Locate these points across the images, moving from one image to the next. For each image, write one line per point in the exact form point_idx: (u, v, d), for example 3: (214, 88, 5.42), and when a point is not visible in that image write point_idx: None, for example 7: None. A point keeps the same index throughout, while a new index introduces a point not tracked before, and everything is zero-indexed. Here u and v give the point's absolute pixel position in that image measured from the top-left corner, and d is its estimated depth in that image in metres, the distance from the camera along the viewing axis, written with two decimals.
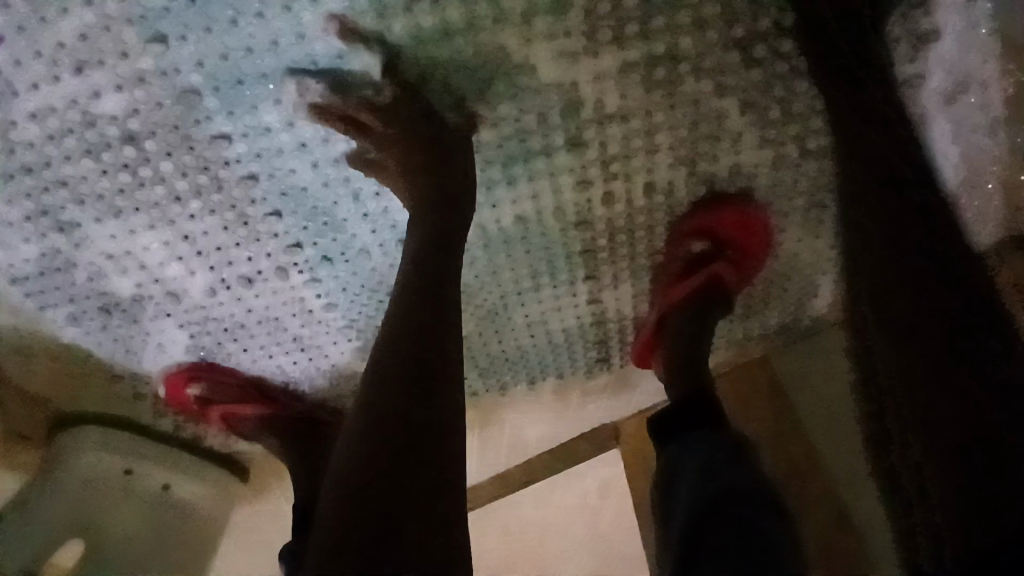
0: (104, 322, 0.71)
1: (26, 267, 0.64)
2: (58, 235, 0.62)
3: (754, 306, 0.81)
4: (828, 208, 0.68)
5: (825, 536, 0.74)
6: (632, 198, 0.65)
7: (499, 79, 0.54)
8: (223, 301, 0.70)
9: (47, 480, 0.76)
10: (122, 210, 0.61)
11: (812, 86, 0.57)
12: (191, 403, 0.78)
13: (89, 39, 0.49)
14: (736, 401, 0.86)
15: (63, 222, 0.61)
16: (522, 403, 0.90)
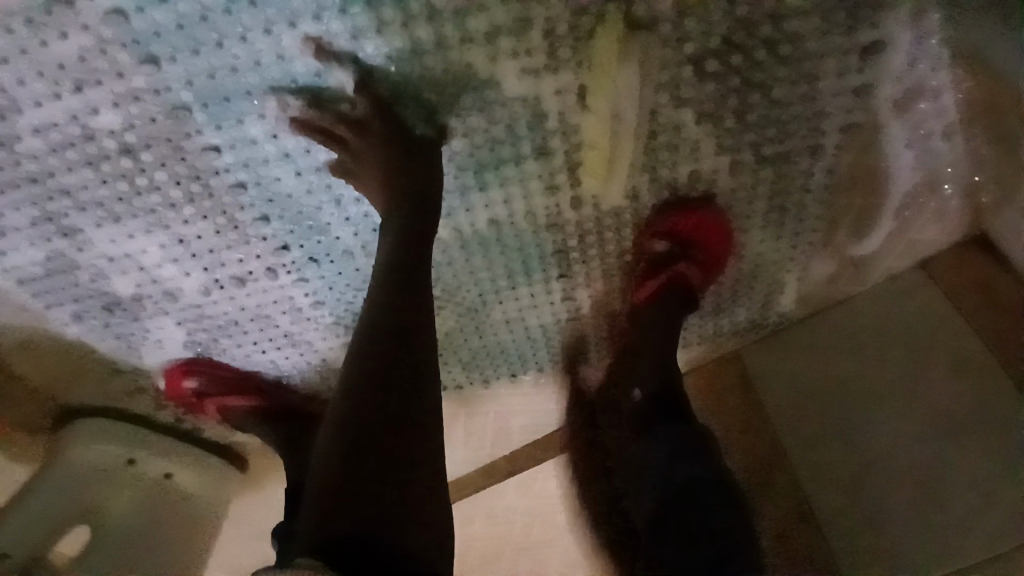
0: (105, 320, 0.75)
1: (31, 269, 0.68)
2: (61, 240, 0.66)
3: (725, 305, 0.84)
4: (789, 210, 0.72)
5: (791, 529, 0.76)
6: (600, 202, 0.68)
7: (468, 93, 0.58)
8: (217, 300, 0.75)
9: (52, 468, 0.81)
10: (121, 216, 0.65)
11: (766, 97, 0.61)
12: (187, 395, 0.83)
13: (86, 61, 0.53)
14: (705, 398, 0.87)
15: (65, 227, 0.65)
16: (505, 394, 0.93)
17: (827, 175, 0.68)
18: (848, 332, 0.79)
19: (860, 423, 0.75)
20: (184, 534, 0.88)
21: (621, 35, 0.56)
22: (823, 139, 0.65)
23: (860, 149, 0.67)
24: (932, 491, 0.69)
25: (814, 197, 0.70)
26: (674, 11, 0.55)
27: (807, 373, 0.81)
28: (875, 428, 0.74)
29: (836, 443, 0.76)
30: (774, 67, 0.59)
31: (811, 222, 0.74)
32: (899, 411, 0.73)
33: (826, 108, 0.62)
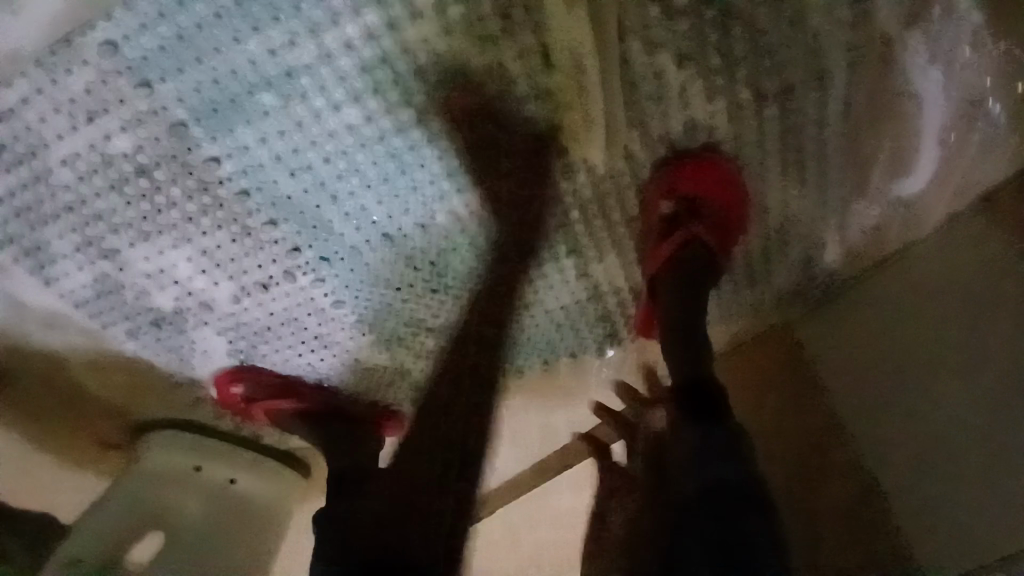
0: (157, 334, 0.83)
1: (85, 292, 0.76)
2: (104, 262, 0.73)
3: (758, 267, 0.78)
4: (806, 150, 0.67)
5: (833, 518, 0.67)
6: (593, 167, 0.66)
7: (435, 70, 0.59)
8: (247, 307, 0.79)
9: (126, 480, 0.89)
10: (149, 235, 0.71)
11: (748, 27, 0.58)
12: (237, 401, 0.88)
13: (92, 92, 0.59)
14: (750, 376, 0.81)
15: (106, 250, 0.72)
16: (539, 384, 0.90)
17: (842, 107, 0.64)
18: (907, 288, 0.68)
19: (918, 389, 0.64)
20: (248, 537, 0.93)
21: None
22: (827, 66, 0.61)
23: (873, 76, 0.63)
24: (1006, 458, 0.56)
25: (833, 132, 0.66)
26: None
27: (858, 340, 0.71)
28: (936, 393, 0.63)
29: (896, 416, 0.66)
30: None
31: (837, 161, 0.68)
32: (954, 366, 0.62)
33: (818, 29, 0.59)
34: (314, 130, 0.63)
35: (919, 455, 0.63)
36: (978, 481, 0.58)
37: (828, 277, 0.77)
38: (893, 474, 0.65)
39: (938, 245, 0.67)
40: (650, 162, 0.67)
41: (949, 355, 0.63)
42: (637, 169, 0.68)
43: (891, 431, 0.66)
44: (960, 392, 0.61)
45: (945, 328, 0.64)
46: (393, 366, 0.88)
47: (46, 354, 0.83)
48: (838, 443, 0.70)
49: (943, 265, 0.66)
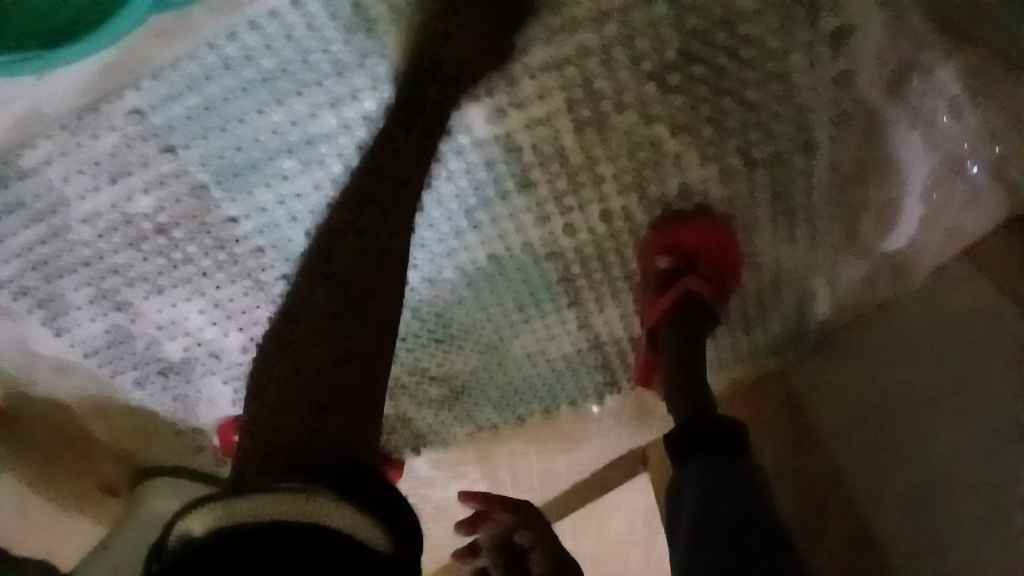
0: (164, 383, 0.84)
1: (96, 342, 0.78)
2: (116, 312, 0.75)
3: (752, 320, 0.80)
4: (797, 212, 0.70)
5: (842, 550, 0.69)
6: (594, 226, 0.70)
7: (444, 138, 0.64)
8: (256, 356, 0.81)
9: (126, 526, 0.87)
10: (163, 287, 0.73)
11: (737, 101, 0.63)
12: (242, 447, 0.88)
13: (117, 155, 0.64)
14: (749, 416, 0.82)
15: (120, 301, 0.74)
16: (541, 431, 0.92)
17: (829, 170, 0.68)
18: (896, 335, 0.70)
19: (911, 434, 0.66)
20: None
21: (578, 65, 0.61)
22: (814, 134, 0.65)
23: (859, 140, 0.66)
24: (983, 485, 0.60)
25: (821, 195, 0.69)
26: (623, 36, 0.60)
27: (856, 383, 0.73)
28: (926, 441, 0.65)
29: (887, 459, 0.68)
30: (739, 70, 0.62)
31: (827, 224, 0.71)
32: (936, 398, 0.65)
33: (806, 102, 0.64)
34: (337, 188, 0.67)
35: (915, 507, 0.65)
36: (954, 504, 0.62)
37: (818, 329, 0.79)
38: (889, 514, 0.67)
39: (925, 295, 0.69)
40: (649, 221, 0.71)
41: (937, 407, 0.65)
42: (635, 228, 0.71)
43: (885, 472, 0.68)
44: (949, 439, 0.63)
45: (933, 380, 0.65)
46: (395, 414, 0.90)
47: (54, 402, 0.84)
48: (839, 477, 0.72)
49: (928, 318, 0.68)
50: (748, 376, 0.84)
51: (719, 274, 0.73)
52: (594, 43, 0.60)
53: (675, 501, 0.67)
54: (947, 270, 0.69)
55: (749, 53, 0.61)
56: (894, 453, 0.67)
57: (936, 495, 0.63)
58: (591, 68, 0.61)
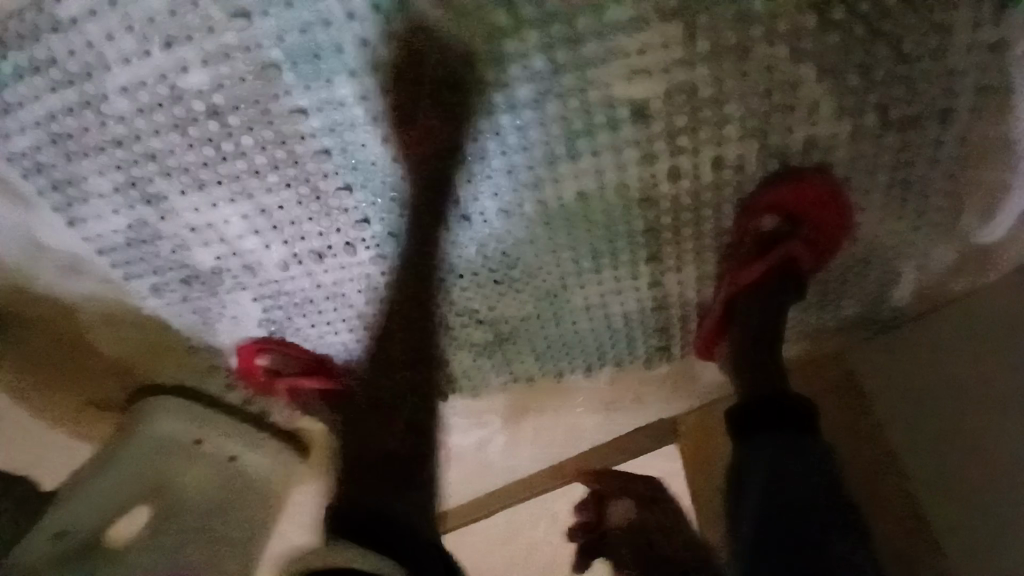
0: (185, 293, 0.75)
1: (114, 239, 0.68)
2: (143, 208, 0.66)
3: (830, 293, 0.76)
4: (911, 185, 0.66)
5: (900, 530, 0.68)
6: (703, 172, 0.64)
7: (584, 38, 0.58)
8: (295, 275, 0.73)
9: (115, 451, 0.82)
10: (204, 185, 0.64)
11: (894, 49, 0.58)
12: (264, 375, 0.82)
13: (177, 13, 0.55)
14: (813, 389, 0.78)
15: (149, 194, 0.65)
16: (576, 390, 0.89)
17: (957, 145, 0.64)
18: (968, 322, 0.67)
19: (969, 432, 0.65)
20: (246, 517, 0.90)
21: None
22: (955, 101, 0.61)
23: (997, 117, 0.62)
24: None
25: (939, 171, 0.65)
26: None
27: (924, 368, 0.70)
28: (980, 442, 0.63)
29: (961, 445, 0.65)
30: (905, 15, 0.57)
31: (935, 202, 0.68)
32: None
33: (956, 66, 0.59)
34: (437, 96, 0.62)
35: (986, 485, 0.62)
36: None
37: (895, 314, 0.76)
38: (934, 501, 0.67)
39: (1011, 288, 0.65)
40: (757, 178, 0.65)
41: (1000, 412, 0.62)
42: (742, 182, 0.65)
43: (939, 461, 0.67)
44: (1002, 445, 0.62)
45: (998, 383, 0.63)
46: (431, 355, 0.83)
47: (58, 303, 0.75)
48: (900, 458, 0.70)
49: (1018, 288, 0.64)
50: (810, 355, 0.80)
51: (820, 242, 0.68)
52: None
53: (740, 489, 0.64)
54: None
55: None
56: (970, 429, 0.65)
57: (980, 496, 0.63)
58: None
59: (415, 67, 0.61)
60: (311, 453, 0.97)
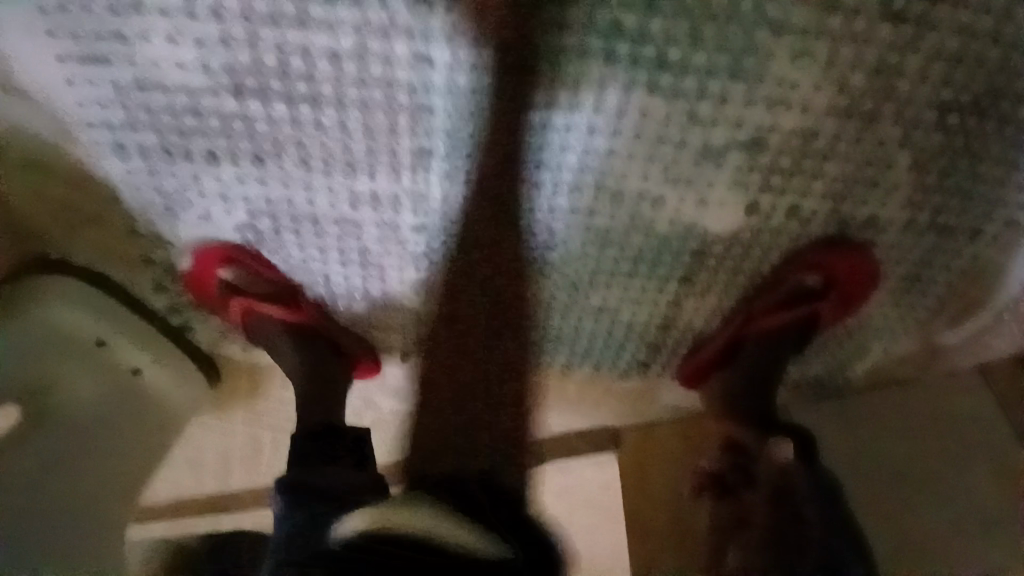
0: (154, 165, 0.60)
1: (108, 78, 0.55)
2: (144, 58, 0.53)
3: (845, 347, 0.81)
4: (915, 288, 0.74)
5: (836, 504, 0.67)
6: (774, 216, 0.64)
7: (747, 46, 0.53)
8: (312, 185, 0.61)
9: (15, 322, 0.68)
10: (217, 40, 0.52)
11: (974, 167, 0.63)
12: (220, 293, 0.72)
13: None
14: (824, 423, 0.84)
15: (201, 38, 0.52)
16: (528, 383, 0.86)
17: (966, 261, 0.71)
18: (899, 403, 0.82)
19: (909, 453, 0.80)
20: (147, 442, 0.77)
21: (887, 75, 0.55)
22: (987, 226, 0.68)
23: (1006, 248, 0.70)
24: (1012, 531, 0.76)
25: (944, 278, 0.73)
26: (940, 72, 0.56)
27: (902, 437, 0.81)
28: (963, 498, 0.77)
29: (887, 468, 0.80)
30: (1000, 138, 0.61)
31: (927, 300, 0.75)
32: (974, 443, 0.79)
33: (1004, 197, 0.65)
34: (562, 64, 0.53)
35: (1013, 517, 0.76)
36: (928, 490, 0.78)
37: (842, 379, 0.83)
38: (868, 512, 0.79)
39: (956, 393, 0.81)
40: (811, 236, 0.67)
41: (964, 464, 0.78)
42: (800, 236, 0.67)
43: (890, 504, 0.79)
44: (975, 497, 0.77)
45: (1018, 466, 0.77)
46: (418, 314, 0.77)
47: None
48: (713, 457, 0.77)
49: (965, 419, 0.80)
50: (806, 385, 0.84)
51: (844, 308, 0.73)
52: (904, 63, 0.55)
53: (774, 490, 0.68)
54: (962, 376, 0.81)
55: (1002, 113, 0.59)
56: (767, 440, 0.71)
57: (951, 544, 0.76)
58: (890, 44, 0.54)
59: (433, 232, 0.66)
60: (234, 403, 0.83)
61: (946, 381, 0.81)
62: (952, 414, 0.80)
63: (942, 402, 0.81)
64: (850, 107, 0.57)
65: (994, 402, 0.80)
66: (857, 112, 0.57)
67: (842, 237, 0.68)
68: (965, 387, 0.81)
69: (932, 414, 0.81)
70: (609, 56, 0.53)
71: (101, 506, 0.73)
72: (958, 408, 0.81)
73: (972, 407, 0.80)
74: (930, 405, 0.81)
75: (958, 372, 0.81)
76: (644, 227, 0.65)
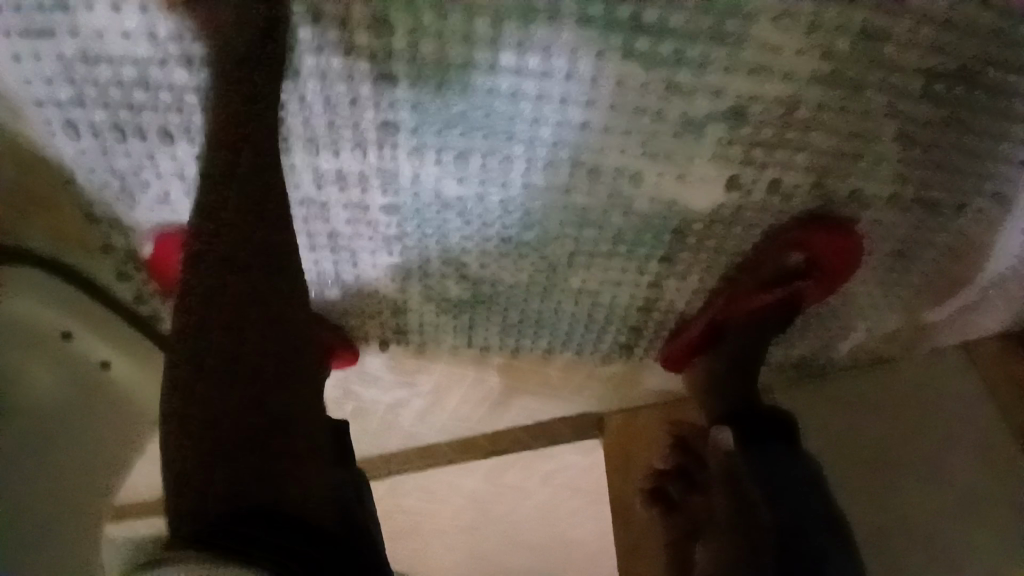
0: (107, 143, 0.57)
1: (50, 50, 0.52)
2: (86, 29, 0.50)
3: (830, 328, 0.79)
4: (901, 265, 0.72)
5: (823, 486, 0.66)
6: (756, 191, 0.63)
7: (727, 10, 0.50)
8: (275, 163, 0.59)
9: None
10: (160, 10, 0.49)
11: (959, 138, 0.61)
12: (185, 281, 0.69)
13: None
14: (804, 402, 0.83)
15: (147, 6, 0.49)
16: (510, 369, 0.84)
17: (952, 237, 0.70)
18: (880, 380, 0.82)
19: (888, 428, 0.80)
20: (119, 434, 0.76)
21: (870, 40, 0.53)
22: (973, 199, 0.66)
23: (991, 222, 0.68)
24: (993, 504, 0.75)
25: (930, 255, 0.71)
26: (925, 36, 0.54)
27: (882, 413, 0.81)
28: (942, 472, 0.77)
29: (866, 444, 0.80)
30: (987, 107, 0.59)
31: (913, 277, 0.74)
32: (954, 417, 0.79)
33: (990, 169, 0.64)
34: (530, 29, 0.50)
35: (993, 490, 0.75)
36: (907, 465, 0.78)
37: (826, 360, 0.82)
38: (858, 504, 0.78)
39: (935, 368, 0.81)
40: (796, 211, 0.65)
41: (944, 438, 0.78)
42: (784, 212, 0.65)
43: (870, 481, 0.78)
44: (968, 483, 0.76)
45: (1001, 439, 0.77)
46: (394, 298, 0.75)
47: None
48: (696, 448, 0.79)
49: (944, 394, 0.80)
50: (789, 367, 0.83)
51: (829, 289, 0.71)
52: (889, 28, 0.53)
53: (739, 474, 0.67)
54: (942, 352, 0.81)
55: (987, 81, 0.57)
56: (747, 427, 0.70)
57: (931, 519, 0.75)
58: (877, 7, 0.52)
59: (405, 211, 0.64)
60: None
61: (927, 357, 0.81)
62: (932, 389, 0.80)
63: (921, 376, 0.81)
64: (832, 74, 0.55)
65: (976, 376, 0.80)
66: (840, 79, 0.55)
67: (828, 213, 0.65)
68: (946, 362, 0.81)
69: (913, 389, 0.81)
70: (582, 21, 0.50)
71: (68, 499, 0.71)
72: (938, 383, 0.80)
73: (953, 381, 0.80)
74: (910, 381, 0.81)
75: (940, 347, 0.81)
76: (623, 203, 0.63)
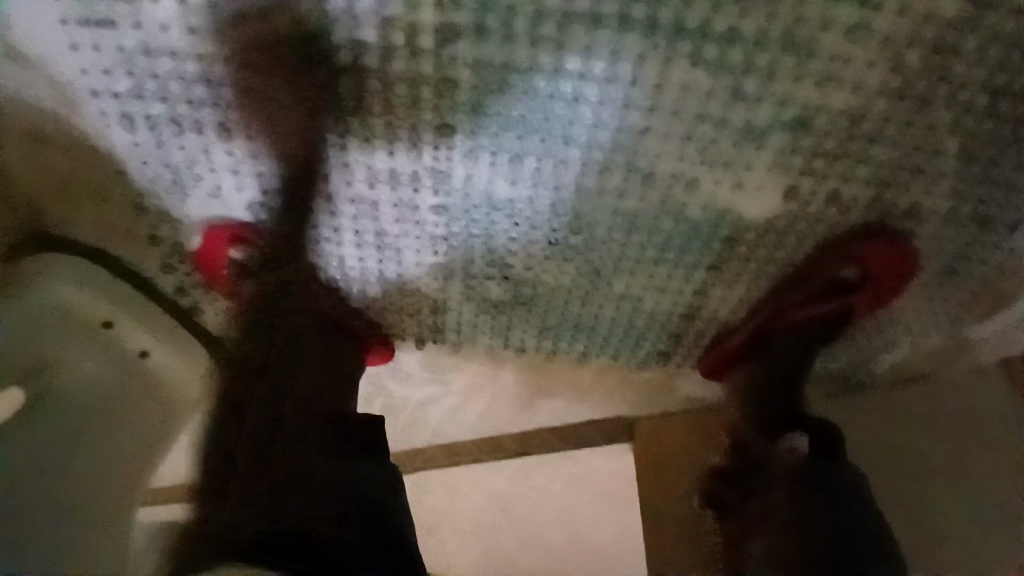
0: (163, 135, 0.57)
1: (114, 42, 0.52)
2: (150, 21, 0.50)
3: (876, 341, 0.77)
4: (951, 283, 0.71)
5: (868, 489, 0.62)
6: (812, 203, 0.61)
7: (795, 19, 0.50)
8: (330, 161, 0.59)
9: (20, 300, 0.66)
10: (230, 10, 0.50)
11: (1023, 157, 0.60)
12: (230, 276, 0.69)
13: None
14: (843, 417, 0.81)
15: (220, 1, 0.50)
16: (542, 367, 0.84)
17: (1006, 257, 0.68)
18: (921, 398, 0.80)
19: (925, 449, 0.79)
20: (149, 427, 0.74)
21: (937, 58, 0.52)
22: None
23: None
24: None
25: (982, 274, 0.70)
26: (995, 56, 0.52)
27: (920, 432, 0.79)
28: (977, 493, 0.76)
29: (902, 463, 0.79)
30: None
31: (962, 295, 0.72)
32: (993, 438, 0.77)
33: None
34: (598, 33, 0.50)
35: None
36: (942, 485, 0.77)
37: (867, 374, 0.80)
38: (891, 513, 0.77)
39: (977, 388, 0.79)
40: (852, 224, 0.64)
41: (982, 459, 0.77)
42: (838, 225, 0.64)
43: (905, 500, 0.77)
44: (1003, 502, 0.76)
45: None
46: (433, 298, 0.74)
47: None
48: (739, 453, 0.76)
49: (986, 415, 0.78)
50: (831, 382, 0.81)
51: (880, 302, 0.70)
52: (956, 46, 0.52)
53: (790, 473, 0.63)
54: (988, 372, 0.79)
55: None
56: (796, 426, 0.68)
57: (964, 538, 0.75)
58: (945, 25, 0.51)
59: (454, 212, 0.63)
60: None
61: (972, 377, 0.79)
62: (972, 409, 0.79)
63: (963, 396, 0.79)
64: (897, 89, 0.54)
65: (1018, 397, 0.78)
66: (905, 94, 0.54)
67: (885, 228, 0.64)
68: (992, 383, 0.79)
69: (954, 408, 0.79)
70: (651, 27, 0.50)
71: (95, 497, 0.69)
72: (978, 403, 0.79)
73: (995, 402, 0.78)
74: (950, 400, 0.79)
75: (986, 367, 0.78)
76: (677, 211, 0.62)
